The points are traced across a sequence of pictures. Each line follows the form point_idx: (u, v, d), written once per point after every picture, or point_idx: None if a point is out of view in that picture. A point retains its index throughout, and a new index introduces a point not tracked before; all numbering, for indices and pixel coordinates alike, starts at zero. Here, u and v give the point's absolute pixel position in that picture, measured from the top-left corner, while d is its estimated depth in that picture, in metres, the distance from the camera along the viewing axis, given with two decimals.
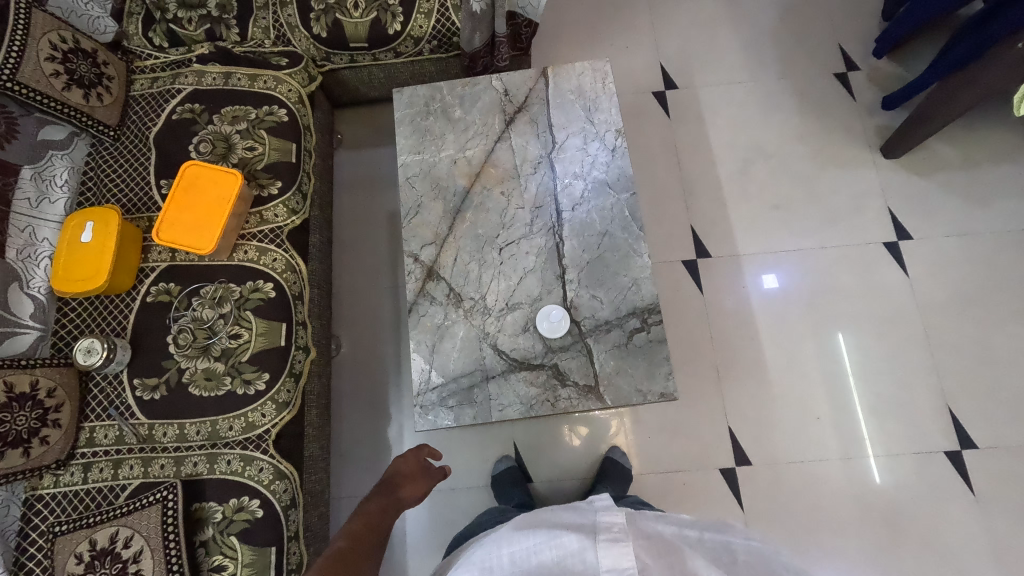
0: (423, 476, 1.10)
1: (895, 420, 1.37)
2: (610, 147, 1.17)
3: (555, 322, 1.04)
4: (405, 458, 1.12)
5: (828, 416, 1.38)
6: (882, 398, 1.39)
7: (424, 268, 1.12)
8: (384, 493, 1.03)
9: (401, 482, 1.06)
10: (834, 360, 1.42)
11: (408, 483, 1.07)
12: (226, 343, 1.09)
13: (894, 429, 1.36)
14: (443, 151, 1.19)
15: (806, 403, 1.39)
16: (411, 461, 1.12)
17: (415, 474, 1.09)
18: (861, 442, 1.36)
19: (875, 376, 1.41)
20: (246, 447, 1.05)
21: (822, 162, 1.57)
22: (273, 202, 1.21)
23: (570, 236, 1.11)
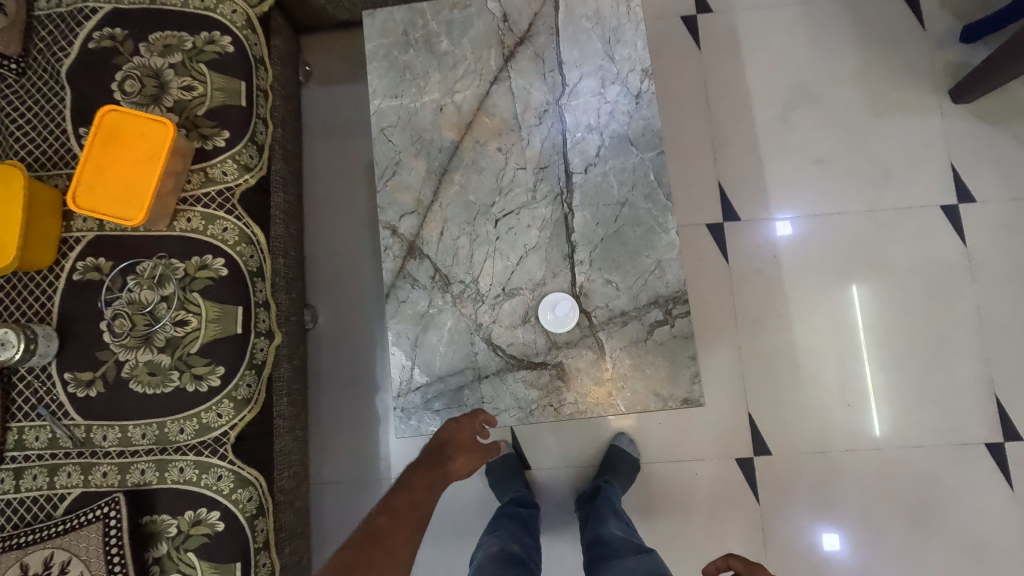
0: (476, 452, 0.87)
1: (916, 389, 1.24)
2: (634, 92, 0.94)
3: (561, 315, 0.88)
4: (460, 422, 0.87)
5: (836, 383, 1.26)
6: (895, 357, 1.26)
7: (404, 242, 0.92)
8: (429, 459, 0.86)
9: (451, 453, 0.86)
10: (844, 312, 1.28)
11: (458, 457, 0.86)
12: (171, 331, 0.92)
13: (911, 397, 1.24)
14: (426, 94, 0.96)
15: (818, 374, 1.26)
16: (464, 431, 0.86)
17: (467, 447, 0.87)
18: (863, 397, 1.25)
19: (890, 332, 1.27)
20: (201, 453, 0.90)
21: (878, 107, 1.33)
22: (220, 157, 0.99)
23: (580, 206, 0.91)
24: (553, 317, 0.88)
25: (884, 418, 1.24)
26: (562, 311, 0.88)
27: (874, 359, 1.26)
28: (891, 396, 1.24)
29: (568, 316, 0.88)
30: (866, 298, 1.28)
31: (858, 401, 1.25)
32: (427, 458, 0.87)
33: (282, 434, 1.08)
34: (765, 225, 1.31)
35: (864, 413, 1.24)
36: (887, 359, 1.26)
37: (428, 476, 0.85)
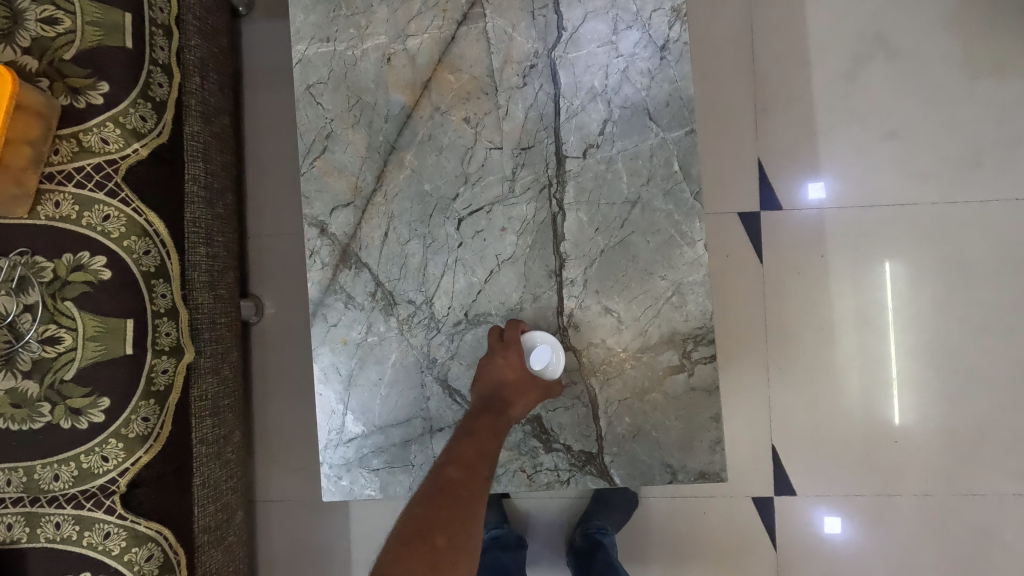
0: (538, 385, 0.63)
1: (960, 396, 1.02)
2: (658, 40, 0.66)
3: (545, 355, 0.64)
4: (500, 350, 0.64)
5: (868, 398, 1.03)
6: (930, 340, 1.02)
7: (335, 246, 0.69)
8: (488, 404, 0.62)
9: (506, 386, 0.63)
10: (873, 286, 1.04)
11: (517, 391, 0.63)
12: (38, 352, 0.72)
13: (956, 403, 1.02)
14: (368, 37, 0.69)
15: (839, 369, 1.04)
16: (512, 358, 0.64)
17: (526, 382, 0.63)
18: (885, 383, 1.03)
19: (927, 312, 1.03)
20: (82, 505, 0.72)
21: (974, 66, 1.03)
22: (97, 119, 0.74)
23: (576, 205, 0.67)
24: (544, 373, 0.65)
25: (908, 407, 1.03)
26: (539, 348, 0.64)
27: (930, 379, 1.02)
28: (926, 390, 1.02)
29: (553, 344, 0.65)
30: (897, 263, 1.04)
31: (873, 385, 1.03)
32: (484, 404, 0.63)
33: (205, 464, 0.88)
34: (797, 210, 1.05)
35: (886, 402, 1.03)
36: (923, 342, 1.03)
37: (494, 422, 0.61)
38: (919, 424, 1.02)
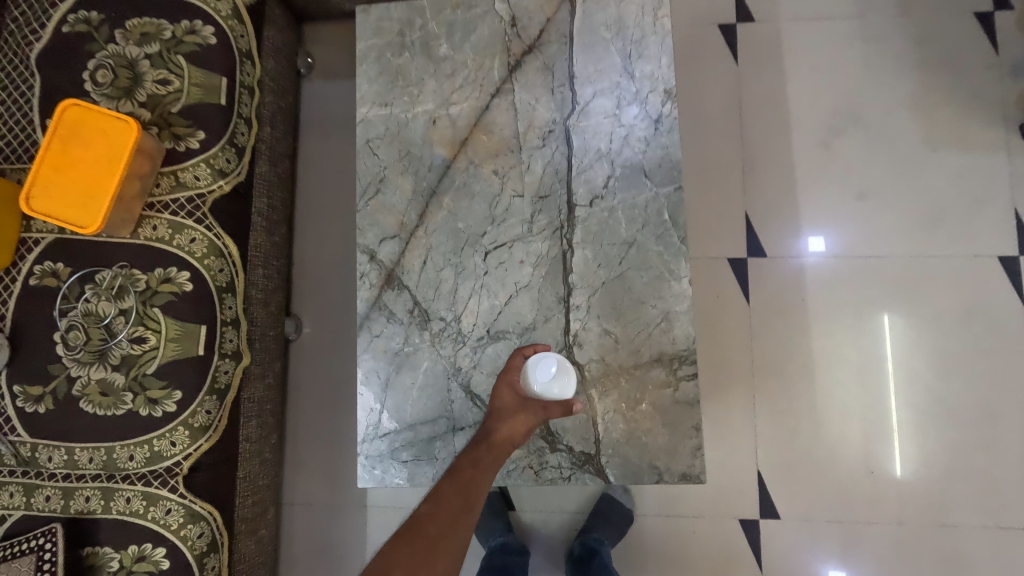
0: (527, 411, 0.73)
1: (932, 432, 1.11)
2: (653, 115, 0.82)
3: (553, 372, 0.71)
4: (497, 387, 0.75)
5: (845, 430, 1.13)
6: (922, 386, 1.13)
7: (381, 270, 0.83)
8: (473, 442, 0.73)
9: (495, 419, 0.74)
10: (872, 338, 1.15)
11: (504, 422, 0.73)
12: (127, 348, 0.85)
13: (949, 447, 1.11)
14: (419, 104, 0.86)
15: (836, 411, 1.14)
16: (505, 393, 0.74)
17: (506, 412, 0.73)
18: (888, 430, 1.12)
19: (921, 363, 1.13)
20: (150, 483, 0.84)
21: (935, 139, 1.18)
22: (192, 161, 0.91)
23: (583, 243, 0.81)
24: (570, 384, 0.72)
25: (909, 453, 1.11)
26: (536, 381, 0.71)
27: (902, 415, 1.12)
28: (916, 433, 1.12)
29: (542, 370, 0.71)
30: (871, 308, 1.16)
31: (850, 419, 1.13)
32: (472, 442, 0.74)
33: (248, 459, 1.00)
34: (781, 257, 1.19)
35: (867, 435, 1.13)
36: (894, 379, 1.13)
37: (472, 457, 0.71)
38: (899, 457, 1.11)
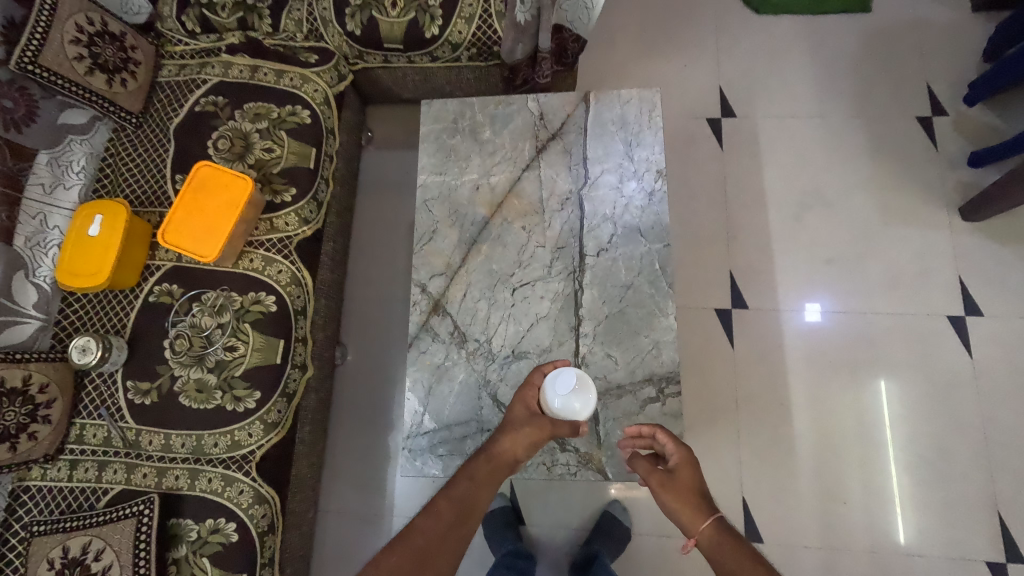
0: (531, 425, 0.81)
1: (896, 468, 1.26)
2: (647, 189, 1.06)
3: (566, 389, 0.79)
4: (511, 404, 0.85)
5: (820, 464, 1.28)
6: (920, 458, 1.26)
7: (430, 300, 1.05)
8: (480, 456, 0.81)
9: (500, 434, 0.82)
10: (870, 410, 1.30)
11: (507, 436, 0.81)
12: (222, 354, 1.06)
13: (928, 496, 1.24)
14: (466, 174, 1.11)
15: (835, 470, 1.28)
16: (515, 410, 0.84)
17: (518, 424, 0.82)
18: (888, 499, 1.25)
19: (920, 436, 1.28)
20: (228, 467, 1.01)
21: (888, 216, 1.41)
22: (285, 210, 1.15)
23: (591, 285, 1.02)
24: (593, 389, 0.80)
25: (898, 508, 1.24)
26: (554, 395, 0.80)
27: (869, 451, 1.28)
28: (883, 468, 1.27)
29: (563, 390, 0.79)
30: (839, 357, 1.34)
31: (824, 454, 1.29)
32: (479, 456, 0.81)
33: (300, 459, 1.17)
34: (761, 310, 1.39)
35: (838, 468, 1.28)
36: (861, 419, 1.30)
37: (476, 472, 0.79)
38: (868, 490, 1.26)
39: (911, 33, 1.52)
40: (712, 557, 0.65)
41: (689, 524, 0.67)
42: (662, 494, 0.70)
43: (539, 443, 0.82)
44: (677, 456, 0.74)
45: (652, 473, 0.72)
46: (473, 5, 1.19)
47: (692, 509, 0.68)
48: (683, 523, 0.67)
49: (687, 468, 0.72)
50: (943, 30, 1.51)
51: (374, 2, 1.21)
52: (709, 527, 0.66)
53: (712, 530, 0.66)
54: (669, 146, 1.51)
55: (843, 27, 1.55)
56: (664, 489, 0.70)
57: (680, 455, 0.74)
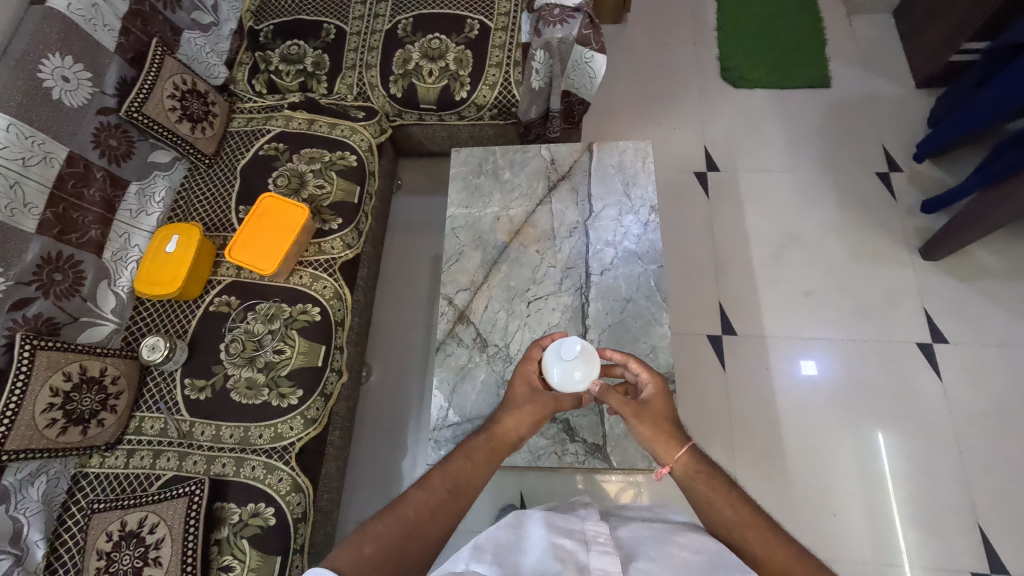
0: (534, 403, 0.82)
1: (881, 482, 1.35)
2: (643, 220, 1.25)
3: (566, 359, 0.85)
4: (514, 380, 0.88)
5: (810, 478, 1.37)
6: (911, 481, 1.34)
7: (456, 311, 1.21)
8: (480, 433, 0.80)
9: (502, 412, 0.82)
10: (859, 434, 1.40)
11: (509, 415, 0.81)
12: (270, 356, 1.20)
13: (914, 510, 1.32)
14: (488, 207, 1.31)
15: (835, 496, 1.34)
16: (517, 387, 0.86)
17: (521, 402, 0.83)
18: (886, 523, 1.31)
19: (901, 452, 1.37)
20: (271, 456, 1.13)
21: (857, 256, 1.59)
22: (332, 236, 1.34)
23: (596, 298, 1.18)
24: (593, 359, 0.86)
25: (887, 521, 1.31)
26: (558, 364, 0.85)
27: (854, 466, 1.37)
28: (868, 482, 1.35)
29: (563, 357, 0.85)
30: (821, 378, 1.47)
31: (813, 468, 1.38)
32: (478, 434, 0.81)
33: (329, 460, 1.28)
34: (748, 336, 1.53)
35: (826, 482, 1.36)
36: (845, 436, 1.40)
37: (474, 450, 0.78)
38: (856, 503, 1.33)
39: (866, 105, 1.78)
40: (685, 481, 0.76)
41: (664, 452, 0.77)
42: (638, 425, 0.80)
43: (542, 421, 0.83)
44: (652, 389, 0.83)
45: (628, 405, 0.81)
46: (497, 74, 1.44)
47: (665, 438, 0.78)
48: (658, 451, 0.78)
49: (659, 399, 0.82)
50: (892, 103, 1.77)
51: (415, 72, 1.47)
52: (682, 454, 0.77)
53: (685, 458, 0.77)
54: (662, 195, 1.73)
55: (808, 99, 1.82)
56: (640, 419, 0.80)
57: (654, 388, 0.84)
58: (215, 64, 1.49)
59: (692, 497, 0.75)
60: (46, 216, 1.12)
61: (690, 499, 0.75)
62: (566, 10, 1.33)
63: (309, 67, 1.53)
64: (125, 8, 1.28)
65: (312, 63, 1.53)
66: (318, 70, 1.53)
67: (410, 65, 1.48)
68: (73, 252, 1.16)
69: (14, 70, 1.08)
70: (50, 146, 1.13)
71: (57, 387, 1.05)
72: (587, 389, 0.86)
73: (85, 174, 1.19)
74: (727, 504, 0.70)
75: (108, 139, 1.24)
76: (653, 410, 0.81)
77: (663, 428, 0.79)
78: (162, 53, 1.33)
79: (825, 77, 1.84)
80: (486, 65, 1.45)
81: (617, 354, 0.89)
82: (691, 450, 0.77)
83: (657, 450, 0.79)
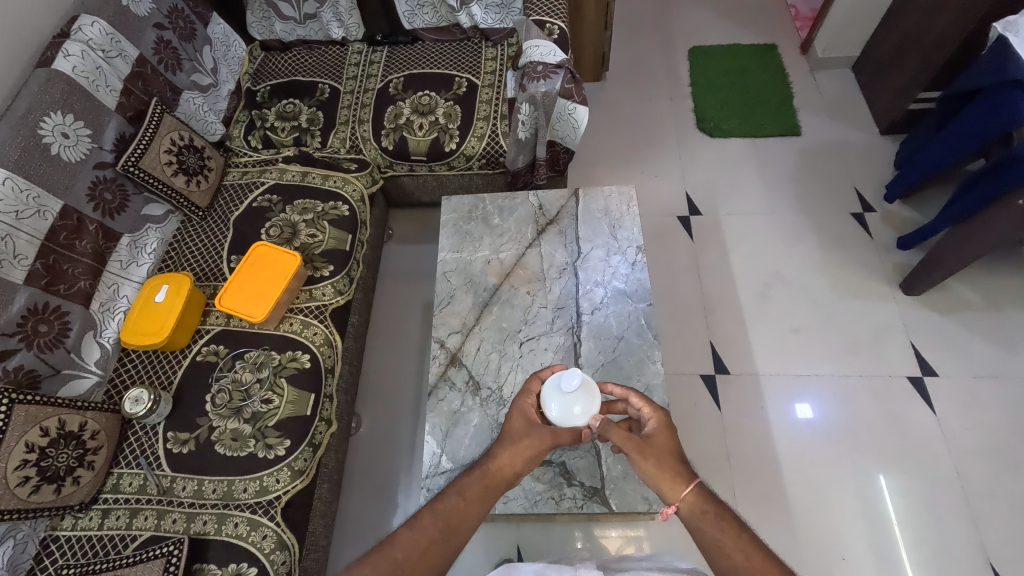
0: (530, 437, 0.80)
1: (887, 522, 1.31)
2: (631, 259, 1.28)
3: (566, 393, 0.84)
4: (511, 413, 0.86)
5: (814, 519, 1.33)
6: (917, 520, 1.31)
7: (448, 354, 1.20)
8: (475, 468, 0.78)
9: (498, 446, 0.80)
10: (859, 471, 1.38)
11: (506, 449, 0.79)
12: (257, 406, 1.16)
13: (924, 551, 1.28)
14: (479, 251, 1.33)
15: (840, 536, 1.30)
16: (515, 420, 0.84)
17: (519, 435, 0.81)
18: (895, 565, 1.26)
19: (904, 490, 1.35)
20: (255, 511, 1.08)
21: (840, 292, 1.63)
22: (323, 283, 1.34)
23: (587, 337, 1.18)
24: (593, 393, 0.86)
25: (897, 564, 1.26)
26: (557, 400, 0.85)
27: (857, 505, 1.34)
28: (873, 522, 1.32)
29: (563, 392, 0.85)
30: (817, 415, 1.46)
31: (816, 510, 1.34)
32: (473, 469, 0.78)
33: (316, 515, 1.22)
34: (741, 375, 1.53)
35: (831, 523, 1.32)
36: (846, 474, 1.38)
37: (467, 488, 0.75)
38: (864, 545, 1.29)
39: (835, 150, 1.88)
40: (692, 521, 0.73)
41: (670, 490, 0.74)
42: (642, 461, 0.76)
43: (540, 456, 0.80)
44: (654, 424, 0.82)
45: (630, 440, 0.78)
46: (484, 127, 1.51)
47: (670, 474, 0.75)
48: (663, 489, 0.74)
49: (662, 434, 0.80)
50: (860, 149, 1.87)
51: (406, 126, 1.53)
52: (689, 493, 0.73)
53: (692, 497, 0.73)
54: (648, 238, 1.78)
55: (780, 147, 1.92)
56: (644, 455, 0.76)
57: (656, 423, 0.82)
58: (212, 122, 1.55)
59: (701, 539, 0.72)
60: (36, 267, 1.12)
61: (698, 541, 0.72)
62: (549, 67, 1.40)
63: (304, 123, 1.59)
64: (128, 70, 1.34)
65: (306, 119, 1.59)
66: (313, 126, 1.59)
67: (401, 120, 1.54)
68: (60, 303, 1.15)
69: (15, 126, 1.12)
70: (44, 200, 1.14)
71: (33, 443, 1.01)
72: (588, 424, 0.84)
73: (78, 227, 1.20)
74: (738, 549, 0.68)
75: (103, 192, 1.26)
76: (657, 446, 0.78)
77: (667, 466, 0.75)
78: (161, 111, 1.37)
79: (795, 126, 1.95)
80: (474, 118, 1.52)
81: (618, 389, 0.89)
82: (698, 488, 0.74)
83: (661, 489, 0.75)
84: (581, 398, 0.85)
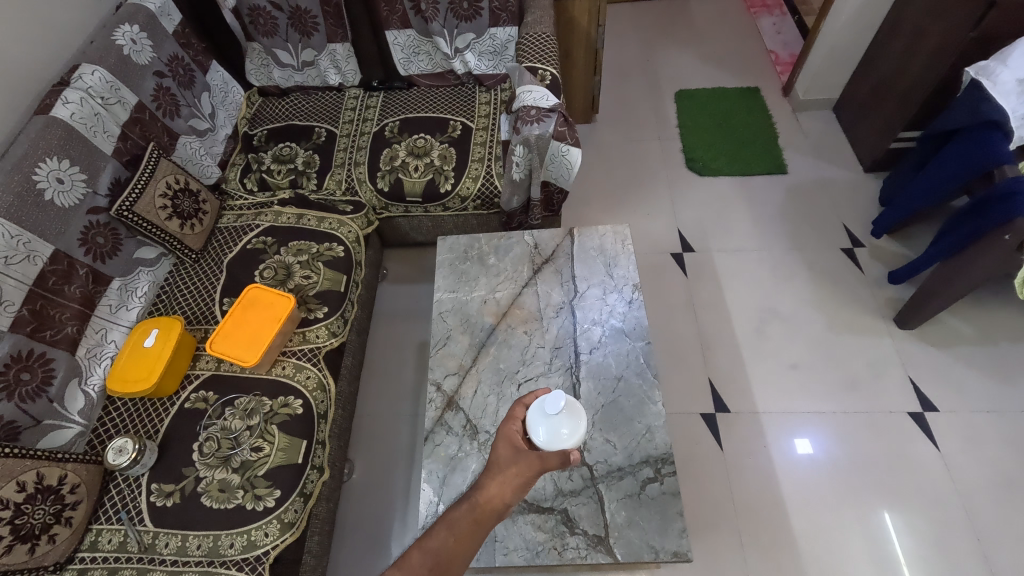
0: (518, 464, 0.75)
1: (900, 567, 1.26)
2: (628, 297, 1.28)
3: (550, 415, 0.82)
4: (498, 441, 0.83)
5: (824, 565, 1.28)
6: (930, 565, 1.26)
7: (444, 397, 1.18)
8: (466, 497, 0.73)
9: (486, 476, 0.74)
10: (864, 510, 1.34)
11: (494, 479, 0.74)
12: (246, 455, 1.12)
13: None
14: (475, 291, 1.32)
15: None
16: (502, 448, 0.80)
17: (506, 463, 0.76)
18: None
19: (913, 530, 1.31)
20: (242, 568, 1.03)
21: (835, 327, 1.63)
22: (317, 325, 1.32)
23: (586, 377, 1.17)
24: (578, 414, 0.84)
25: None
26: (543, 421, 0.82)
27: (866, 548, 1.29)
28: (885, 566, 1.27)
29: (550, 411, 0.82)
30: (819, 452, 1.43)
31: (825, 554, 1.29)
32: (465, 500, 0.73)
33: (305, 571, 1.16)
34: (742, 412, 1.51)
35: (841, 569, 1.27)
36: (854, 514, 1.34)
37: (455, 519, 0.70)
38: None
39: (822, 188, 1.92)
40: None
41: None
42: None
43: (530, 484, 0.74)
44: None
45: None
46: (479, 168, 1.53)
47: None
48: None
49: None
50: (845, 186, 1.92)
51: (401, 168, 1.55)
52: None
53: None
54: (643, 276, 1.79)
55: (768, 185, 1.96)
56: None
57: None
58: (209, 165, 1.56)
59: None
60: (22, 313, 1.09)
61: None
62: (542, 111, 1.42)
63: (300, 166, 1.60)
64: (126, 116, 1.36)
65: (302, 162, 1.61)
66: (308, 168, 1.60)
67: (397, 162, 1.56)
68: (45, 350, 1.12)
69: (10, 172, 1.11)
70: (35, 245, 1.13)
71: (9, 499, 0.96)
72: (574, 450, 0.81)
73: (68, 272, 1.19)
74: None
75: (95, 236, 1.25)
76: None
77: None
78: (158, 156, 1.38)
79: (781, 164, 2.00)
80: (469, 160, 1.55)
81: None
82: None
83: None
84: (571, 422, 0.82)
